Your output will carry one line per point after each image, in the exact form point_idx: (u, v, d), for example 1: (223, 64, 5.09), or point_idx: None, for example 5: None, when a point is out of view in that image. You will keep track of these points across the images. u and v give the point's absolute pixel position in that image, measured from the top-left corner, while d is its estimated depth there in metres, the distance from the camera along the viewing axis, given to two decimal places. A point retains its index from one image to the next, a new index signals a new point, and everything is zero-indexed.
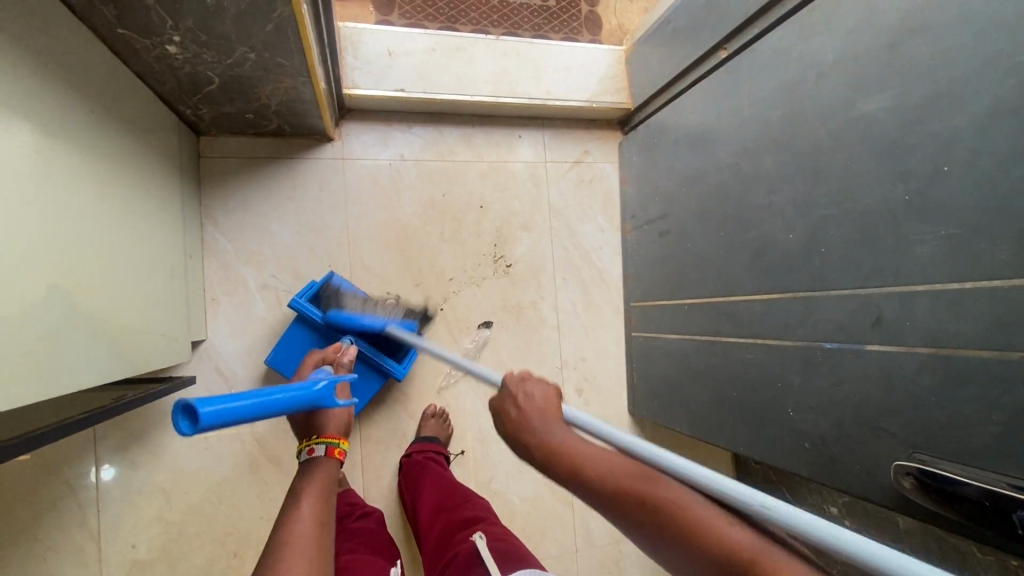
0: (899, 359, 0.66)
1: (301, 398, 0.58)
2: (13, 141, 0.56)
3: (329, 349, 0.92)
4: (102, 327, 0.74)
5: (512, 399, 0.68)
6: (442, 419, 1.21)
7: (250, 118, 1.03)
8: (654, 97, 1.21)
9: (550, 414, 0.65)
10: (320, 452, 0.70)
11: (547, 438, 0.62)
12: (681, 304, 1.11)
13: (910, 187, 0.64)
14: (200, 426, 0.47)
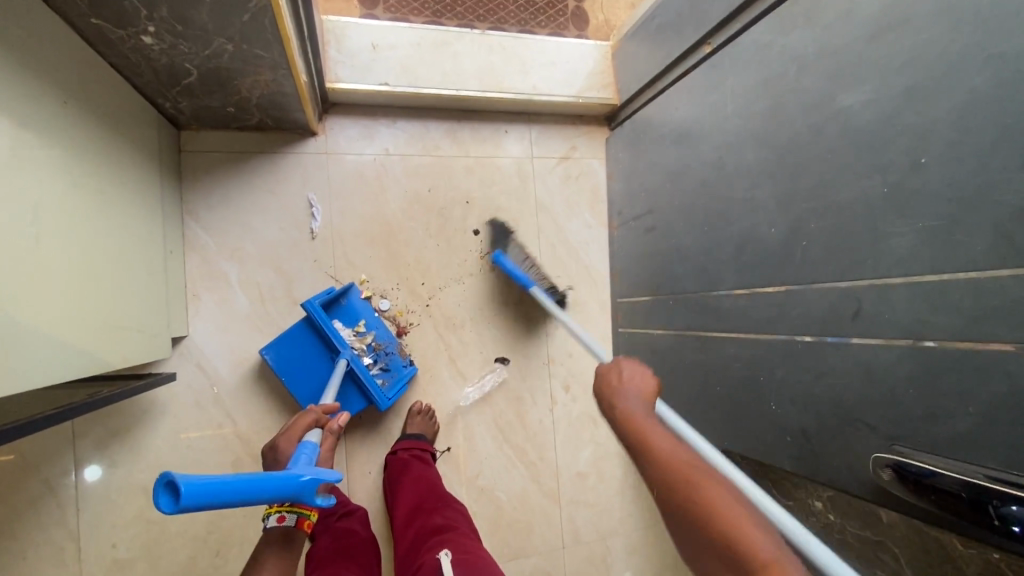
0: (878, 351, 0.66)
1: (282, 488, 0.57)
2: None
3: (321, 407, 0.91)
4: (76, 322, 0.73)
5: (608, 380, 0.81)
6: (429, 417, 1.19)
7: (232, 112, 1.02)
8: (640, 93, 1.21)
9: (640, 398, 0.76)
10: (290, 521, 0.80)
11: (630, 417, 0.71)
12: (666, 299, 1.11)
13: (889, 179, 0.64)
14: (179, 505, 0.47)
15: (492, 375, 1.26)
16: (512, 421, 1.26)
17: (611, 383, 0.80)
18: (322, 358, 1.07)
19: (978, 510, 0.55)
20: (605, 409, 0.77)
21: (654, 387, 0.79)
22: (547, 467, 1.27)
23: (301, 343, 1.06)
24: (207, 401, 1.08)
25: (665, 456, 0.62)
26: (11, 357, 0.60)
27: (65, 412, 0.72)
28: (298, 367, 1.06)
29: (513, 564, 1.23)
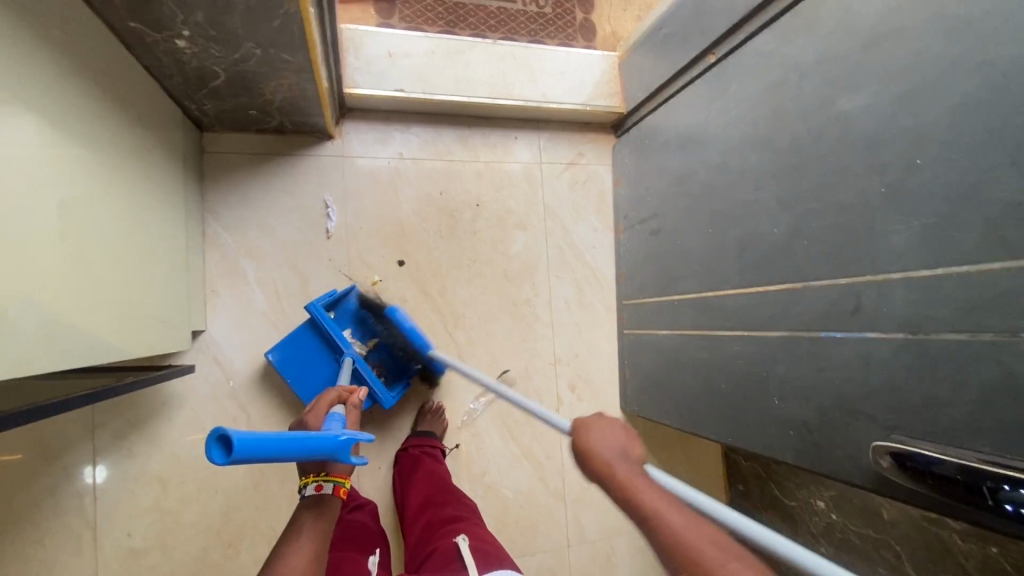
0: (877, 344, 0.69)
1: (317, 444, 0.63)
2: (24, 121, 0.59)
3: (343, 388, 0.95)
4: (103, 308, 0.76)
5: (588, 432, 0.72)
6: (439, 414, 1.22)
7: (254, 115, 1.06)
8: (646, 101, 1.25)
9: (629, 461, 0.68)
10: (328, 489, 0.79)
11: (627, 491, 0.64)
12: (671, 300, 1.14)
13: (886, 179, 0.67)
14: (233, 456, 0.51)
15: (499, 374, 1.28)
16: (519, 419, 1.28)
17: (584, 438, 0.72)
18: (327, 358, 1.10)
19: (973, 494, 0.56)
20: (587, 468, 0.70)
21: (636, 439, 0.71)
22: (553, 466, 1.29)
23: (305, 347, 1.09)
24: (223, 394, 1.10)
25: (680, 548, 0.58)
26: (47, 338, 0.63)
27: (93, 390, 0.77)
28: (303, 371, 1.09)
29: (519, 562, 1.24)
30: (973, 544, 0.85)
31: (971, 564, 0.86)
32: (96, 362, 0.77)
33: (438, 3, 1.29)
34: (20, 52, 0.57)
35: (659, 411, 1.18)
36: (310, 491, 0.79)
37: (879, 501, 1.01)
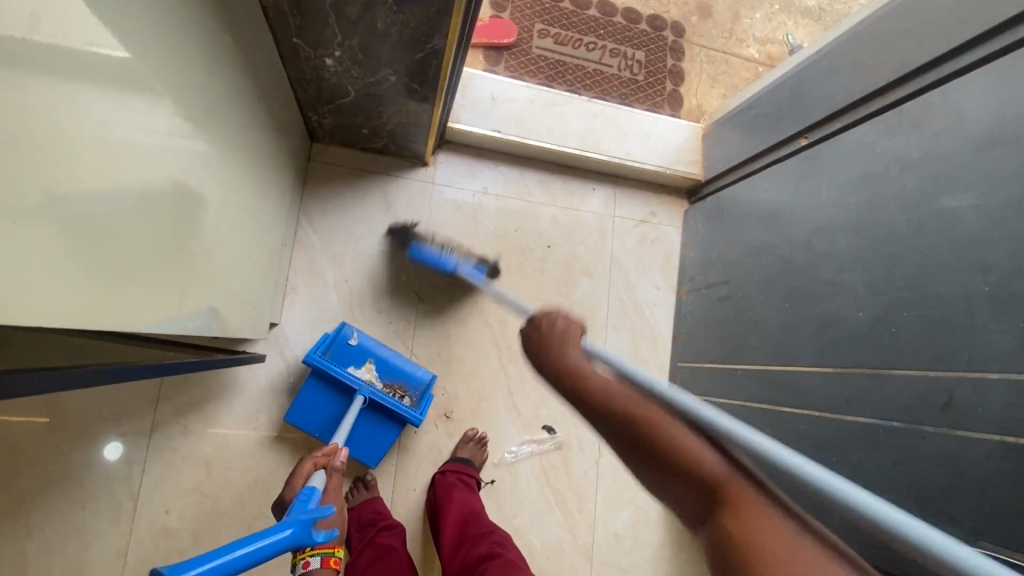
0: (969, 444, 0.67)
1: (271, 545, 0.60)
2: (191, 102, 0.65)
3: (321, 450, 0.92)
4: (207, 281, 0.81)
5: (544, 328, 0.73)
6: (481, 441, 1.21)
7: (364, 134, 1.14)
8: (726, 172, 1.30)
9: (580, 353, 0.67)
10: (316, 562, 0.80)
11: (578, 371, 0.62)
12: (734, 369, 1.13)
13: (990, 280, 0.67)
14: None
15: (545, 415, 1.28)
16: (558, 465, 1.26)
17: (533, 338, 0.72)
18: (341, 399, 1.08)
19: None
20: (542, 363, 0.68)
21: (582, 327, 0.75)
22: (585, 520, 1.26)
23: (315, 395, 1.07)
24: (281, 388, 1.13)
25: (613, 397, 0.56)
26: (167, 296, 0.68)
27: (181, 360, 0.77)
28: (322, 413, 1.08)
29: None
30: None
31: None
32: (191, 330, 0.81)
33: (541, 58, 1.39)
34: (204, 46, 0.65)
35: None
36: (300, 569, 0.80)
37: None
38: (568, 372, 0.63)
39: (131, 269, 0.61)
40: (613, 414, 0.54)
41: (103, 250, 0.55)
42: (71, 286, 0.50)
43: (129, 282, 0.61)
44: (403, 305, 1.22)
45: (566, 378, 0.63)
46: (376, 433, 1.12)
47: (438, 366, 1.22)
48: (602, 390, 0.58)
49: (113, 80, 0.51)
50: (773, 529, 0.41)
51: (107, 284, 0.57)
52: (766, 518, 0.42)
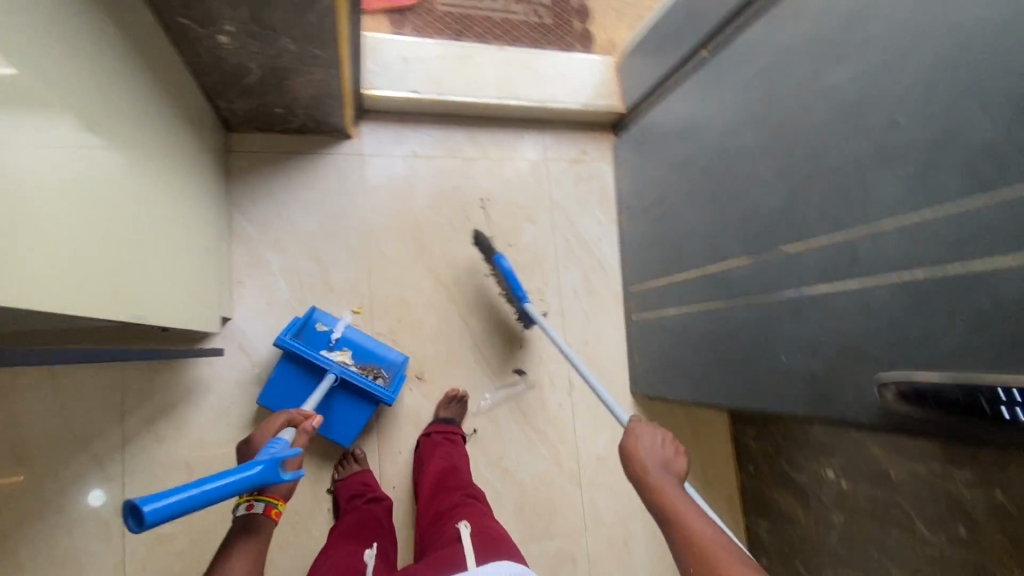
0: (873, 289, 0.74)
1: (242, 480, 0.69)
2: (87, 94, 0.64)
3: (298, 410, 0.96)
4: (152, 278, 0.82)
5: (638, 441, 0.83)
6: (462, 401, 1.25)
7: (279, 113, 1.13)
8: (643, 99, 1.34)
9: (665, 463, 0.81)
10: (259, 509, 0.83)
11: (660, 488, 0.76)
12: (678, 279, 1.19)
13: (872, 138, 0.74)
14: (145, 523, 0.57)
15: (513, 360, 1.32)
16: (534, 404, 1.32)
17: (625, 441, 0.84)
18: (312, 381, 1.10)
19: (973, 407, 0.61)
20: (630, 466, 0.82)
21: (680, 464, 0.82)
22: (568, 449, 1.32)
23: (287, 377, 1.09)
24: (247, 379, 1.13)
25: (702, 540, 0.69)
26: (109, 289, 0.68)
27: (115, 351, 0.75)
28: (294, 398, 1.09)
29: (537, 544, 1.27)
30: (978, 491, 0.92)
31: (978, 512, 0.91)
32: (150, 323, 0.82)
33: (447, 15, 1.38)
34: (86, 33, 0.63)
35: (670, 389, 1.23)
36: (243, 510, 0.83)
37: (885, 463, 1.06)
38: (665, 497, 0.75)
39: (78, 267, 0.62)
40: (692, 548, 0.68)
41: (53, 252, 0.57)
42: (0, 275, 0.48)
43: (77, 281, 0.62)
44: (353, 279, 1.23)
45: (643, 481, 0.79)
46: (351, 413, 1.13)
47: (400, 332, 1.25)
48: (699, 532, 0.69)
49: (4, 99, 0.49)
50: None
51: (55, 277, 0.57)
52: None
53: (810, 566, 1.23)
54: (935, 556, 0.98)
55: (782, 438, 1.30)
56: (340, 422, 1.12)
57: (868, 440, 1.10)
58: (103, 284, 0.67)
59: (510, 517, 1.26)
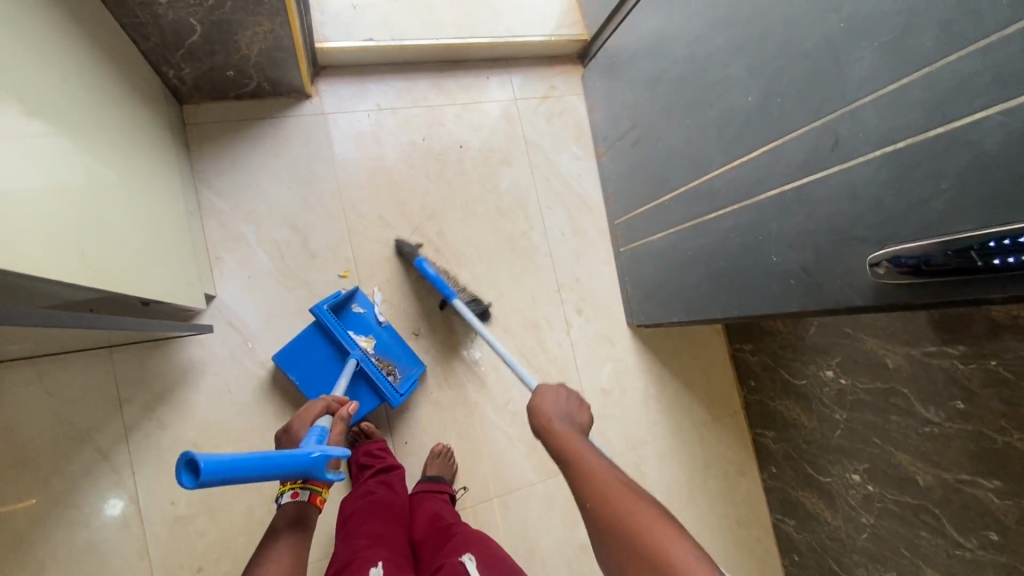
0: (858, 170, 0.74)
1: (292, 461, 0.64)
2: (20, 52, 0.60)
3: (333, 398, 0.93)
4: (129, 251, 0.79)
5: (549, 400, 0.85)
6: (448, 457, 1.21)
7: (231, 77, 1.08)
8: (607, 22, 1.30)
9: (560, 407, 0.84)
10: (304, 496, 0.76)
11: (547, 426, 0.80)
12: (661, 202, 1.18)
13: (843, 15, 0.72)
14: (202, 479, 0.51)
15: (507, 305, 1.32)
16: (533, 346, 1.32)
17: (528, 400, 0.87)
18: (332, 358, 1.11)
19: (961, 255, 0.61)
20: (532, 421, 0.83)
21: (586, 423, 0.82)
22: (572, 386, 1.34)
23: (308, 350, 1.10)
24: (242, 355, 1.12)
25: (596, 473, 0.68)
26: (85, 260, 0.66)
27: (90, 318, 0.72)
28: (310, 375, 1.10)
29: (554, 481, 1.30)
30: (972, 363, 0.94)
31: (975, 383, 0.94)
32: (136, 297, 0.81)
33: None
34: None
35: (666, 312, 1.24)
36: (285, 498, 0.77)
37: (881, 352, 1.08)
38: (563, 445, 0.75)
39: (57, 231, 0.61)
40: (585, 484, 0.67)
41: (28, 215, 0.57)
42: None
43: (65, 246, 0.63)
44: (336, 243, 1.20)
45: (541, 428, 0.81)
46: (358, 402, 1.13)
47: (390, 291, 1.23)
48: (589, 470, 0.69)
49: None
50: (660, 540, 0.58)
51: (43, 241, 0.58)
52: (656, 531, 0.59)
53: (819, 466, 1.27)
54: (935, 433, 1.01)
55: (780, 347, 1.33)
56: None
57: (863, 334, 1.12)
58: (77, 253, 0.65)
59: (523, 458, 1.28)
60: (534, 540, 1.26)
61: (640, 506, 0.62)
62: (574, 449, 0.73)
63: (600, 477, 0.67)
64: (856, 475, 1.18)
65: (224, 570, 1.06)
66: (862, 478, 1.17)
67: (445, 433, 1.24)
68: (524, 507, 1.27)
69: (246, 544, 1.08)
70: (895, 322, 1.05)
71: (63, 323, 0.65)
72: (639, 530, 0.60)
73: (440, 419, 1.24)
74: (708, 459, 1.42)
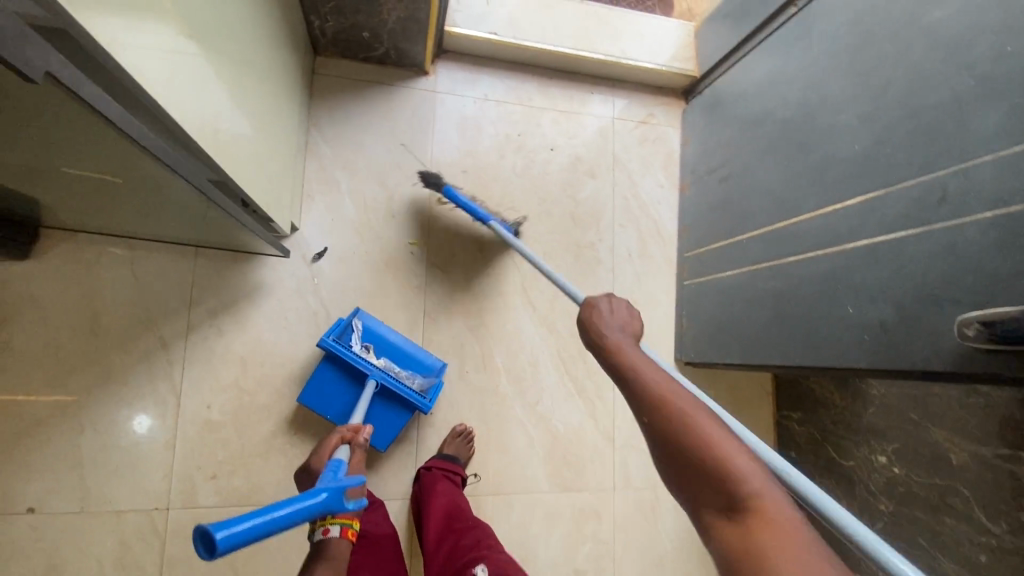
0: (964, 229, 0.71)
1: (308, 507, 0.60)
2: None
3: (347, 425, 0.96)
4: (246, 154, 0.87)
5: (597, 310, 0.76)
6: (467, 440, 1.21)
7: (365, 38, 1.18)
8: (720, 62, 1.32)
9: (625, 332, 0.73)
10: (335, 533, 0.82)
11: (619, 348, 0.69)
12: (740, 241, 1.17)
13: (975, 73, 0.71)
14: (219, 550, 0.49)
15: (559, 309, 1.32)
16: (575, 355, 1.31)
17: (590, 314, 0.76)
18: (350, 384, 1.10)
19: None
20: (589, 335, 0.74)
21: (637, 323, 0.76)
22: (604, 405, 1.31)
23: (325, 379, 1.09)
24: (306, 288, 1.18)
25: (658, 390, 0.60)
26: (216, 142, 0.73)
27: (205, 190, 0.79)
28: (333, 401, 1.10)
29: (565, 495, 1.26)
30: None
31: None
32: (245, 191, 0.89)
33: None
34: None
35: (719, 352, 1.20)
36: (319, 535, 0.83)
37: (947, 447, 1.00)
38: (619, 357, 0.68)
39: (206, 107, 0.68)
40: (653, 405, 0.59)
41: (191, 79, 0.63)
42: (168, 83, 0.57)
43: (208, 122, 0.70)
44: (416, 208, 1.26)
45: (607, 351, 0.69)
46: (387, 418, 1.13)
47: (453, 266, 1.27)
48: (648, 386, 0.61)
49: None
50: (794, 549, 0.46)
51: (195, 106, 0.65)
52: (791, 535, 0.47)
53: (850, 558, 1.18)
54: (994, 546, 0.92)
55: (833, 422, 1.24)
56: (377, 425, 1.12)
57: (930, 424, 1.04)
58: (213, 134, 0.72)
59: (539, 463, 1.26)
60: (531, 549, 1.23)
61: (721, 436, 0.55)
62: (681, 403, 0.58)
63: (665, 396, 0.59)
64: None
65: (236, 484, 1.10)
66: None
67: (470, 416, 1.24)
68: (529, 513, 1.24)
69: (262, 466, 1.11)
70: (970, 418, 0.97)
71: (184, 181, 0.74)
72: (764, 502, 0.50)
73: (469, 400, 1.24)
74: None
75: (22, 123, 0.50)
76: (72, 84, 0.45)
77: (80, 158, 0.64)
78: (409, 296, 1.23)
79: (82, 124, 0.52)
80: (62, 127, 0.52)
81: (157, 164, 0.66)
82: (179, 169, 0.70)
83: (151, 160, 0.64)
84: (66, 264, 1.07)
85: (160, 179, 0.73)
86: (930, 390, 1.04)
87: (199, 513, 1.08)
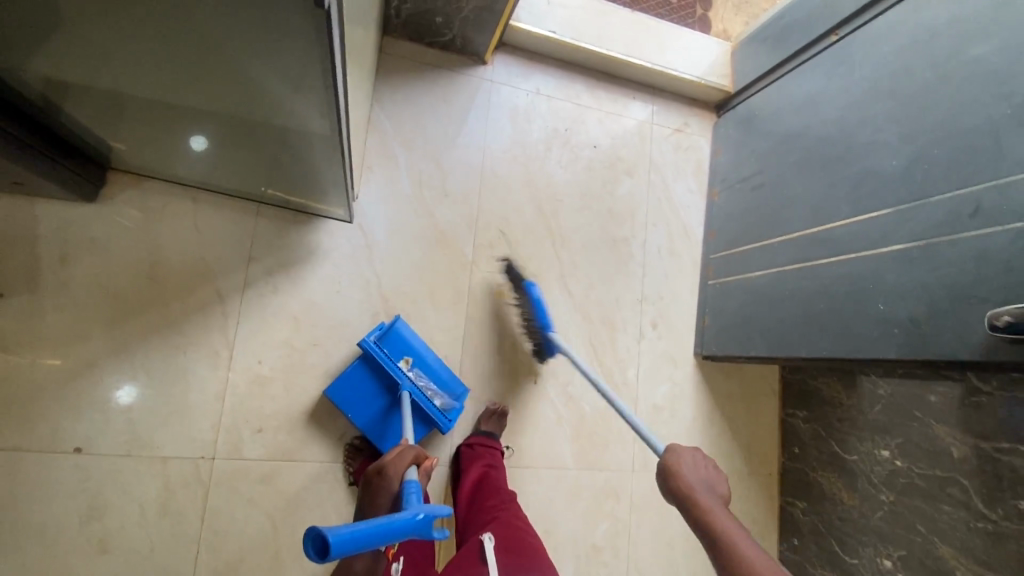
0: (995, 236, 0.81)
1: (402, 527, 0.61)
2: None
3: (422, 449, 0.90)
4: None
5: (680, 461, 0.83)
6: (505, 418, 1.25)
7: (437, 23, 1.24)
8: (755, 82, 1.43)
9: (711, 487, 0.80)
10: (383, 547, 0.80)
11: (702, 505, 0.76)
12: (769, 244, 1.26)
13: (1012, 103, 0.82)
14: (330, 554, 0.52)
15: (594, 297, 1.39)
16: (604, 341, 1.38)
17: (674, 469, 0.83)
18: (377, 389, 1.13)
19: None
20: (669, 486, 0.82)
21: (716, 479, 0.82)
22: (628, 392, 1.38)
23: (357, 379, 1.12)
24: (361, 255, 1.21)
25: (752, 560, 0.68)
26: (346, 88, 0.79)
27: (339, 137, 0.85)
28: (359, 404, 1.12)
29: (589, 473, 1.32)
30: None
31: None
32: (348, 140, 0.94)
33: None
34: None
35: (743, 347, 1.29)
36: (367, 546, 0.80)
37: (949, 440, 1.10)
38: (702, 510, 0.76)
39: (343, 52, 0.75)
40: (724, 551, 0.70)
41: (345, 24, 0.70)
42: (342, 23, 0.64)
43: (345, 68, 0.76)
44: (468, 189, 1.32)
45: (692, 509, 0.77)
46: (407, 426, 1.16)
47: (498, 247, 1.33)
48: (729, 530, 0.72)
49: None
50: None
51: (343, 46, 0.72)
52: None
53: (846, 546, 1.27)
54: (987, 529, 1.02)
55: (837, 419, 1.34)
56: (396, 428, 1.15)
57: (933, 420, 1.14)
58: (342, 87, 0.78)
59: (566, 441, 1.32)
60: (554, 522, 1.28)
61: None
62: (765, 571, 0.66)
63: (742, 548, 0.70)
64: (888, 561, 1.18)
65: (281, 439, 1.12)
66: (894, 565, 1.16)
67: (504, 392, 1.29)
68: (553, 488, 1.29)
69: (307, 424, 1.14)
70: (972, 415, 1.07)
71: (328, 131, 0.81)
72: None
73: (504, 376, 1.29)
74: (733, 510, 1.43)
75: (256, 39, 0.58)
76: (327, 17, 0.53)
77: (256, 93, 0.71)
78: (457, 273, 1.28)
79: (295, 55, 0.60)
80: (279, 53, 0.60)
81: (320, 106, 0.74)
82: (334, 119, 0.78)
83: (320, 100, 0.72)
84: (131, 211, 1.08)
85: (307, 125, 0.80)
86: (935, 391, 1.14)
87: (243, 465, 1.09)
